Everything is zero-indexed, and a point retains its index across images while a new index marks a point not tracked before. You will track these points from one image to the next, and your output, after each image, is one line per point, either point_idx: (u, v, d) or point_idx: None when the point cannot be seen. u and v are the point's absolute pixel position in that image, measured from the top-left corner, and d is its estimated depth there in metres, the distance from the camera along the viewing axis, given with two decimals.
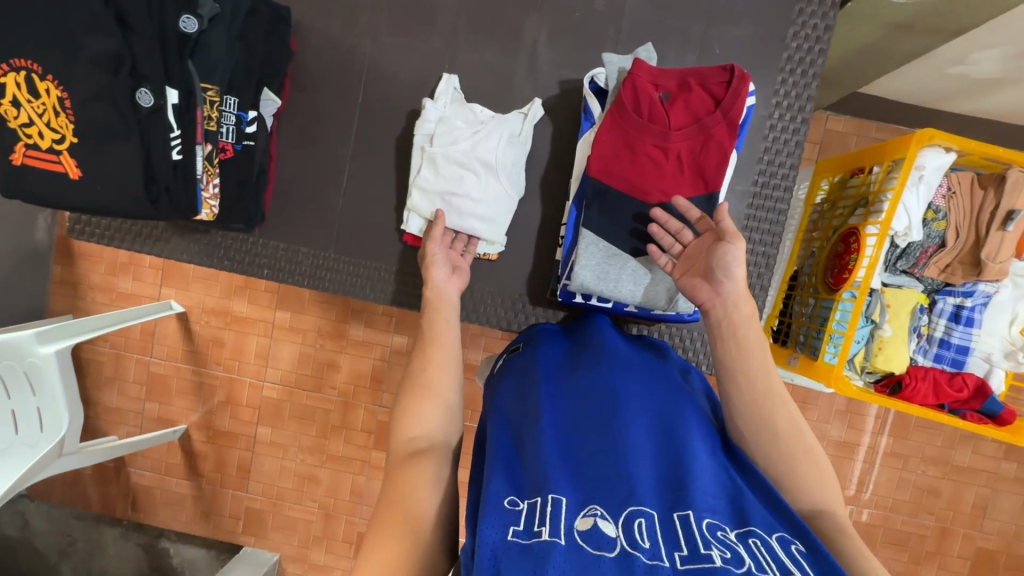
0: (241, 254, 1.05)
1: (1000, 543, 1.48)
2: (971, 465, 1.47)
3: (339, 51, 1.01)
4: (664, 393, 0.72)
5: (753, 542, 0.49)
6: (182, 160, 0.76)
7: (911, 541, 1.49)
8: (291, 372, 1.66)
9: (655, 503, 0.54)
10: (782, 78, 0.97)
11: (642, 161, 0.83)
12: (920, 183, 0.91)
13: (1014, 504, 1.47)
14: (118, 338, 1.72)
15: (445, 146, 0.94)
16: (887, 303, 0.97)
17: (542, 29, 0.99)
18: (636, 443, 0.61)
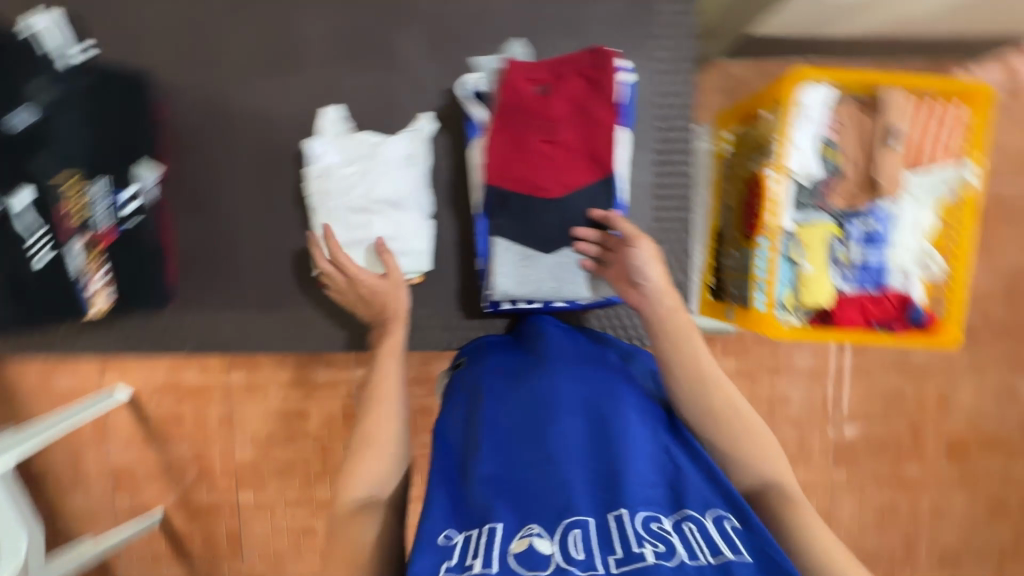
0: (155, 334, 0.98)
1: (970, 430, 1.58)
2: (929, 364, 1.57)
3: (212, 106, 0.96)
4: (602, 377, 0.75)
5: (684, 530, 0.58)
6: None
7: (892, 448, 1.58)
8: (261, 429, 1.63)
9: (592, 507, 0.61)
10: (659, 45, 0.98)
11: (536, 158, 0.81)
12: (806, 121, 0.94)
13: (975, 390, 1.57)
14: (71, 437, 1.67)
15: (347, 190, 0.91)
16: (802, 240, 0.98)
17: (416, 41, 0.96)
18: (572, 448, 0.66)
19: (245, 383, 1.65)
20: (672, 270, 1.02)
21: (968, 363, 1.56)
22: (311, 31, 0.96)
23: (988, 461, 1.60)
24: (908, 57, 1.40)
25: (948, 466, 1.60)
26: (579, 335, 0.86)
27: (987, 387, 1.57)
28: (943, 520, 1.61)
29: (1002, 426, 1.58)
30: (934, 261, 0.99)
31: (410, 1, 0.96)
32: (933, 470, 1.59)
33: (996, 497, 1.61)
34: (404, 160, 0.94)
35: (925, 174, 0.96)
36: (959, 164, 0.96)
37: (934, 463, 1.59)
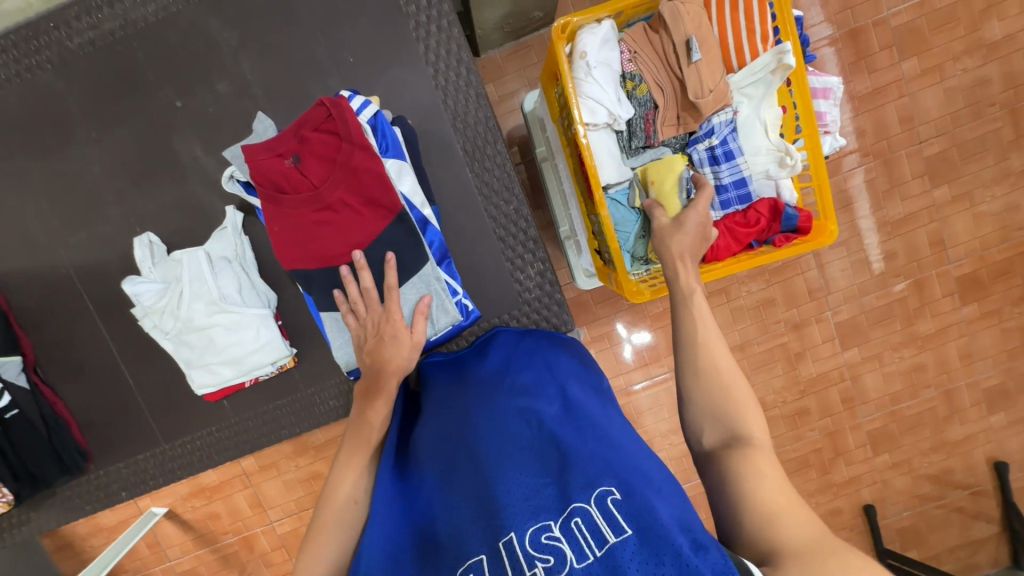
0: (92, 494, 1.05)
1: (976, 263, 1.49)
2: (906, 214, 1.45)
3: (44, 275, 0.99)
4: (482, 403, 0.75)
5: (571, 528, 0.55)
6: None
7: (897, 310, 1.52)
8: (288, 500, 1.82)
9: (483, 535, 0.58)
10: (423, 47, 0.91)
11: (318, 228, 0.79)
12: (592, 68, 0.85)
13: (969, 220, 1.47)
14: (136, 562, 1.91)
15: (175, 321, 0.91)
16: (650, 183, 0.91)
17: (193, 140, 0.95)
18: (461, 489, 0.64)
19: (257, 465, 1.83)
20: (530, 263, 0.97)
21: (949, 197, 1.45)
22: (95, 173, 0.96)
23: (1004, 288, 1.52)
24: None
25: (967, 307, 1.53)
26: (465, 369, 0.85)
27: (979, 215, 1.47)
28: (976, 361, 1.56)
29: (1008, 247, 1.49)
30: (791, 157, 0.88)
31: (170, 106, 0.94)
32: (948, 317, 1.53)
33: (1011, 321, 1.54)
34: (223, 264, 0.92)
35: (748, 71, 0.86)
36: (779, 46, 0.83)
37: (950, 309, 1.52)
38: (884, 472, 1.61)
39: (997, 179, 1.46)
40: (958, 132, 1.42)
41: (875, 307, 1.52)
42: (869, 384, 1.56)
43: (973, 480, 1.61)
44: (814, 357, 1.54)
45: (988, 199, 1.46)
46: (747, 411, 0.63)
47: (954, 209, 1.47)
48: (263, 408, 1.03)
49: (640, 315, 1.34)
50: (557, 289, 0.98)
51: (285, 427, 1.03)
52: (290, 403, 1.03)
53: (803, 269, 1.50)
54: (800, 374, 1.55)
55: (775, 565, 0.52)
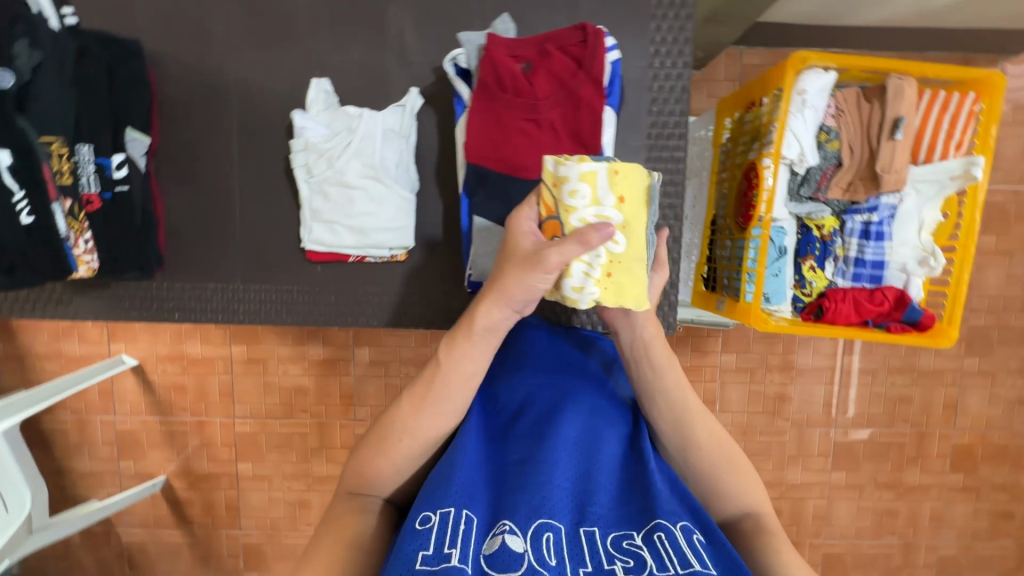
0: (146, 302, 1.01)
1: (976, 437, 1.56)
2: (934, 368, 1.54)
3: (201, 76, 0.97)
4: (578, 393, 0.73)
5: (654, 540, 0.54)
6: (34, 220, 0.85)
7: (892, 451, 1.58)
8: (260, 403, 1.72)
9: (566, 513, 0.57)
10: (655, 25, 0.95)
11: (516, 137, 0.81)
12: (804, 107, 0.90)
13: (983, 397, 1.56)
14: (78, 404, 1.76)
15: (325, 170, 0.91)
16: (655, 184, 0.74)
17: (406, 16, 0.95)
18: (552, 458, 0.62)
19: (245, 356, 1.71)
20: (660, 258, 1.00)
21: (975, 369, 1.55)
22: (299, 5, 0.96)
23: (991, 471, 1.59)
24: (920, 47, 1.33)
25: (952, 474, 1.59)
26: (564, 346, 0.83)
27: (993, 395, 1.55)
28: (944, 527, 1.61)
29: (1007, 435, 1.57)
30: (936, 259, 0.94)
31: None
32: (933, 477, 1.59)
33: (985, 504, 1.60)
34: (391, 137, 0.92)
35: (930, 168, 0.92)
36: (970, 157, 0.90)
37: (938, 470, 1.59)
38: None
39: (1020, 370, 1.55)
40: (1006, 316, 1.53)
41: (879, 441, 1.58)
42: (842, 511, 1.60)
43: None
44: (805, 465, 1.58)
45: (1007, 386, 1.55)
46: (743, 487, 0.65)
47: (974, 380, 1.56)
48: (350, 288, 1.00)
49: None
50: (673, 292, 1.01)
51: (363, 316, 1.00)
52: (380, 296, 0.99)
53: (825, 379, 1.56)
54: (784, 477, 1.59)
55: None
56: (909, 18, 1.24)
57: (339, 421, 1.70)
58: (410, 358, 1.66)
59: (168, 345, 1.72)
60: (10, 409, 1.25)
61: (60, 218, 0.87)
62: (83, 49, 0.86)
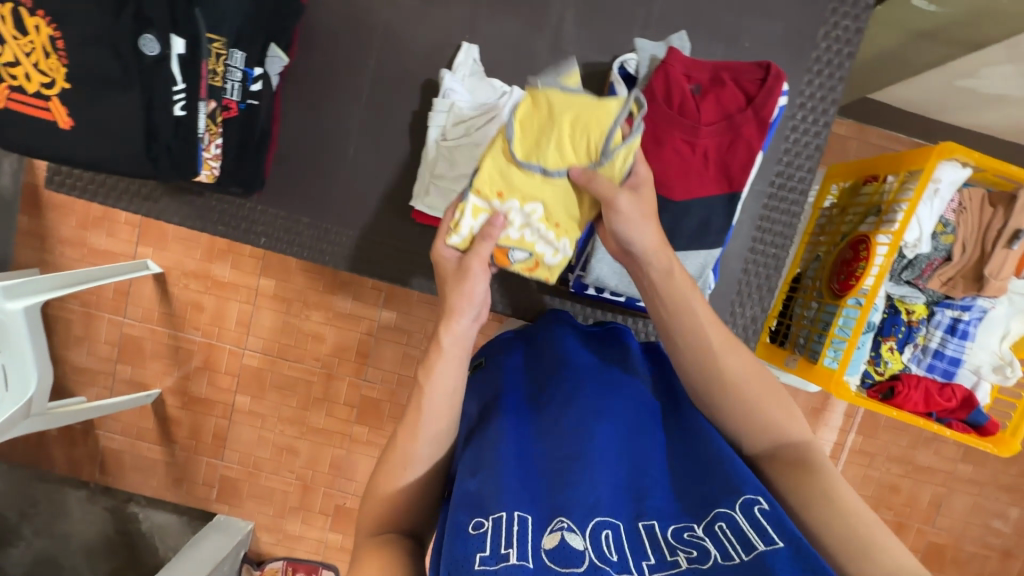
0: (236, 220, 0.99)
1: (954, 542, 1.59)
2: (931, 465, 1.51)
3: (355, 9, 0.95)
4: (614, 387, 0.70)
5: (715, 531, 0.51)
6: (185, 116, 0.81)
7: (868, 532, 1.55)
8: (274, 340, 1.57)
9: (621, 511, 0.54)
10: (808, 78, 0.95)
11: (668, 155, 0.80)
12: (935, 196, 0.92)
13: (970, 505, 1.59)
14: (89, 296, 1.59)
15: (456, 135, 0.89)
16: (513, 125, 0.70)
17: (570, 5, 0.94)
18: (594, 453, 0.59)
19: (273, 292, 1.56)
20: (751, 304, 1.00)
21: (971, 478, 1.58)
22: None
23: None
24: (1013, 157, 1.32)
25: None
26: (605, 352, 0.80)
27: (978, 505, 1.52)
28: None
29: (978, 546, 1.53)
30: (1011, 369, 0.97)
31: None
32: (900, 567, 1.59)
33: None
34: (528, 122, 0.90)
35: None
36: None
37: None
38: None
39: (1011, 488, 1.54)
40: None
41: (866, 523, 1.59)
42: None
43: None
44: None
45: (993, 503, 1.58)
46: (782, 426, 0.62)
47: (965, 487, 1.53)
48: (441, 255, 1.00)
49: None
50: (754, 340, 1.02)
51: None
52: None
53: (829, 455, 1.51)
54: None
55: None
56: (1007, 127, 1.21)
57: (349, 377, 1.57)
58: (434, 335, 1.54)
59: (197, 261, 1.57)
60: (40, 286, 1.16)
61: (202, 117, 0.82)
62: None
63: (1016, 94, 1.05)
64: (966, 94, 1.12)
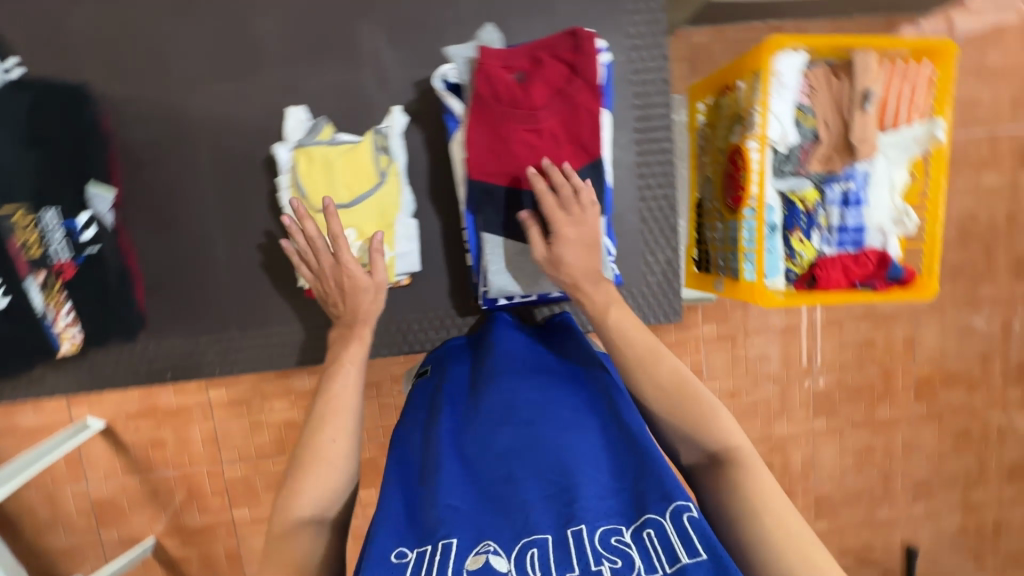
0: (134, 366, 0.93)
1: (938, 368, 1.71)
2: (895, 310, 1.68)
3: (165, 114, 0.89)
4: (556, 393, 0.75)
5: (643, 537, 0.57)
6: (14, 298, 0.88)
7: (865, 393, 1.70)
8: (249, 444, 1.58)
9: (550, 521, 0.60)
10: (631, 19, 0.95)
11: (520, 149, 0.79)
12: (783, 88, 0.94)
13: (940, 329, 1.70)
14: (42, 478, 1.57)
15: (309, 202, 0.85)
16: (298, 176, 0.85)
17: (379, 32, 0.91)
18: (529, 475, 0.64)
19: (226, 400, 1.57)
20: (661, 248, 1.02)
21: (930, 307, 1.69)
22: (264, 30, 0.90)
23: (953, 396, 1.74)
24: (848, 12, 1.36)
25: (918, 405, 1.74)
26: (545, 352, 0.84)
27: (948, 326, 1.69)
28: (918, 454, 1.76)
29: (960, 362, 1.71)
30: (909, 218, 1.02)
31: None
32: (902, 410, 1.72)
33: (954, 426, 1.75)
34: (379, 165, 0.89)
35: (896, 134, 0.98)
36: (931, 121, 0.97)
37: (904, 404, 1.72)
38: (822, 537, 1.78)
39: (964, 302, 1.69)
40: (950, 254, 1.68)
41: (856, 384, 1.70)
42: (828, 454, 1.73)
43: (889, 562, 1.83)
44: (790, 419, 1.70)
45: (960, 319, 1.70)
46: (713, 428, 0.68)
47: (927, 317, 1.69)
48: None
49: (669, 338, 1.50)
50: (677, 280, 1.03)
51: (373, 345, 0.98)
52: (387, 321, 0.98)
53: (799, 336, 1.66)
54: (775, 431, 1.72)
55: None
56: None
57: None
58: None
59: (137, 400, 1.58)
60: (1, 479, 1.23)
61: (35, 294, 0.88)
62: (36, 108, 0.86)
63: None
64: None
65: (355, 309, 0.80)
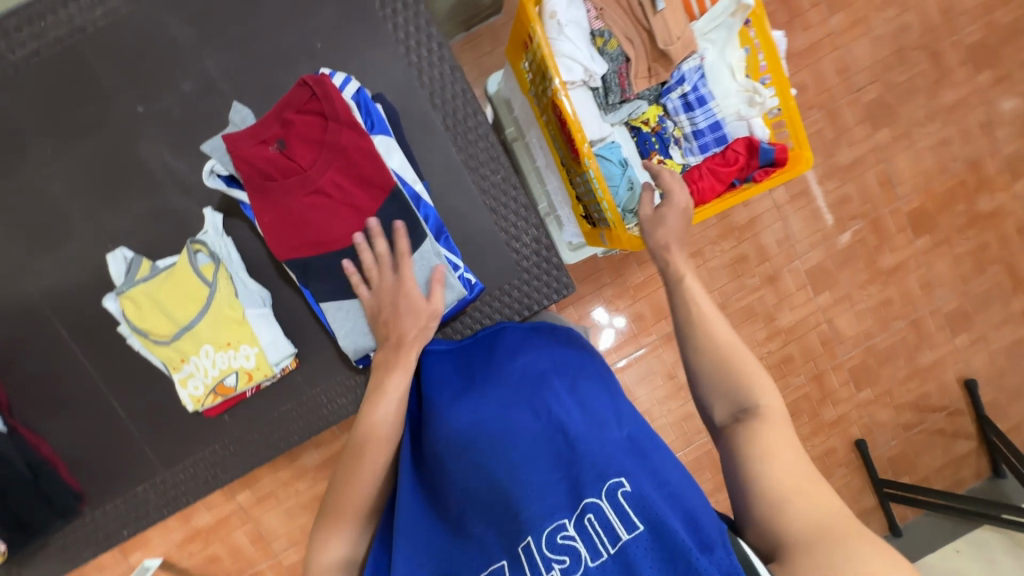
0: (90, 538, 0.97)
1: (921, 197, 1.59)
2: (855, 157, 1.55)
3: (10, 307, 0.92)
4: (489, 393, 0.76)
5: (584, 525, 0.60)
6: None
7: (860, 251, 1.60)
8: (291, 529, 1.74)
9: (504, 533, 0.63)
10: (391, 25, 0.90)
11: (310, 213, 0.77)
12: (563, 27, 0.87)
13: (910, 157, 1.57)
14: None
15: (156, 342, 0.86)
16: (133, 324, 0.85)
17: (160, 146, 0.90)
18: (480, 495, 0.66)
19: (255, 497, 1.71)
20: (524, 230, 0.97)
21: (890, 138, 1.56)
22: (57, 192, 0.90)
23: (949, 218, 1.61)
24: None
25: (920, 239, 1.62)
26: (471, 367, 0.84)
27: (919, 152, 1.57)
28: (936, 289, 1.65)
29: (949, 179, 1.59)
30: (761, 94, 0.92)
31: (132, 113, 0.89)
32: (905, 251, 1.62)
33: (961, 247, 1.63)
34: (203, 274, 0.87)
35: (709, 17, 0.90)
36: None
37: (905, 243, 1.62)
38: (871, 404, 1.68)
39: (929, 116, 1.56)
40: (889, 75, 1.53)
41: (840, 250, 1.60)
42: (845, 324, 1.64)
43: (947, 401, 1.70)
44: (792, 305, 1.61)
45: (924, 137, 1.57)
46: (753, 381, 0.68)
47: (895, 148, 1.58)
48: (266, 416, 0.97)
49: (623, 288, 1.45)
50: (556, 253, 0.98)
51: (294, 433, 0.98)
52: (295, 407, 0.97)
53: (771, 220, 1.58)
54: (779, 323, 1.62)
55: (783, 559, 0.59)
56: None
57: None
58: None
59: (179, 530, 1.73)
60: None
61: None
62: None
63: None
64: None
65: (398, 320, 0.77)
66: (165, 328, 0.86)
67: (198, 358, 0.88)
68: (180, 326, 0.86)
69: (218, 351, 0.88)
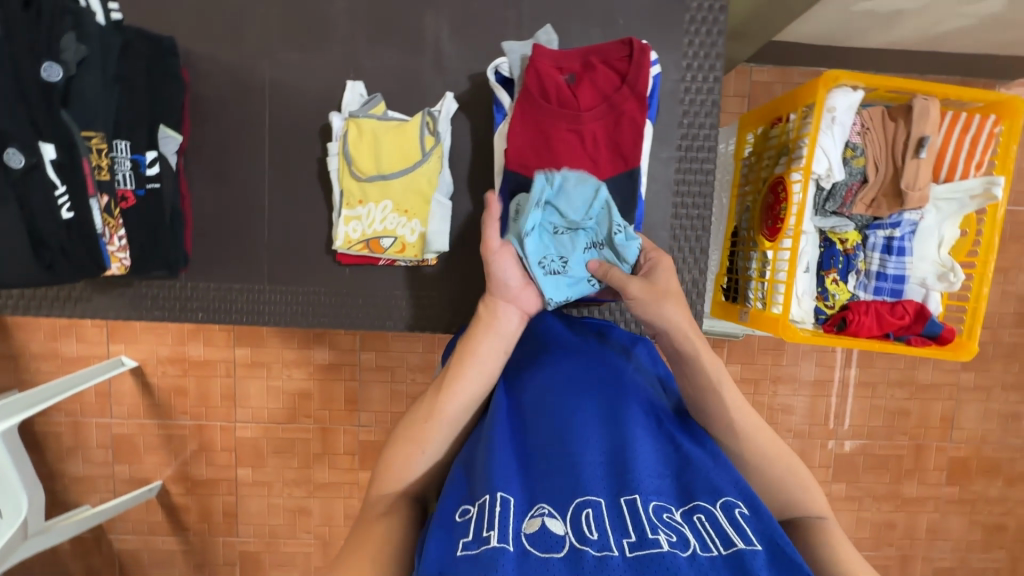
0: (169, 302, 0.99)
1: (970, 450, 1.50)
2: (932, 381, 1.48)
3: (237, 73, 0.97)
4: (603, 365, 0.69)
5: (695, 520, 0.49)
6: (74, 217, 0.79)
7: (891, 463, 1.51)
8: (263, 408, 1.53)
9: (604, 486, 0.52)
10: (688, 40, 0.96)
11: (559, 147, 0.82)
12: (834, 124, 0.93)
13: (977, 410, 1.50)
14: (73, 405, 1.55)
15: (351, 172, 0.91)
16: (347, 145, 0.91)
17: (443, 23, 0.96)
18: (578, 438, 0.57)
19: (250, 359, 1.52)
20: (690, 267, 1.00)
21: (972, 383, 1.49)
22: (337, 7, 0.96)
23: (984, 484, 1.53)
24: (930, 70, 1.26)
25: (947, 487, 1.53)
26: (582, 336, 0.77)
27: (989, 410, 1.49)
28: (936, 538, 1.54)
29: (1002, 449, 1.51)
30: (954, 274, 0.97)
31: None
32: (929, 489, 1.52)
33: (981, 515, 1.54)
34: (420, 144, 0.91)
35: (951, 186, 0.95)
36: (989, 177, 0.93)
37: (934, 482, 1.52)
38: None
39: None
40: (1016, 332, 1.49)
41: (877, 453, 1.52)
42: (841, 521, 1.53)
43: None
44: None
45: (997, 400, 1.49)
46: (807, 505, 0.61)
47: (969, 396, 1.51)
48: (377, 292, 0.99)
49: None
50: (700, 302, 1.00)
51: (390, 320, 0.99)
52: (407, 300, 0.99)
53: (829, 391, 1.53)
54: None
55: None
56: (917, 39, 1.15)
57: (343, 426, 1.52)
58: (419, 365, 1.50)
59: (169, 346, 1.54)
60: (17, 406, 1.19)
61: (98, 215, 0.82)
62: (77, 21, 0.77)
63: (912, 7, 0.98)
64: (867, 17, 1.03)
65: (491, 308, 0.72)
66: (368, 167, 0.91)
67: (373, 207, 0.92)
68: (377, 172, 0.91)
69: (391, 213, 0.92)
